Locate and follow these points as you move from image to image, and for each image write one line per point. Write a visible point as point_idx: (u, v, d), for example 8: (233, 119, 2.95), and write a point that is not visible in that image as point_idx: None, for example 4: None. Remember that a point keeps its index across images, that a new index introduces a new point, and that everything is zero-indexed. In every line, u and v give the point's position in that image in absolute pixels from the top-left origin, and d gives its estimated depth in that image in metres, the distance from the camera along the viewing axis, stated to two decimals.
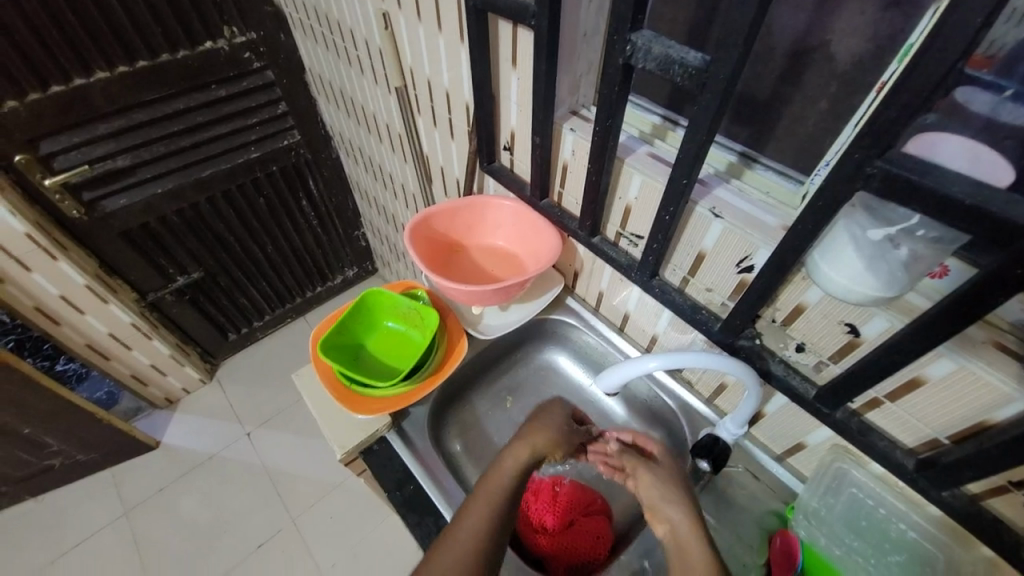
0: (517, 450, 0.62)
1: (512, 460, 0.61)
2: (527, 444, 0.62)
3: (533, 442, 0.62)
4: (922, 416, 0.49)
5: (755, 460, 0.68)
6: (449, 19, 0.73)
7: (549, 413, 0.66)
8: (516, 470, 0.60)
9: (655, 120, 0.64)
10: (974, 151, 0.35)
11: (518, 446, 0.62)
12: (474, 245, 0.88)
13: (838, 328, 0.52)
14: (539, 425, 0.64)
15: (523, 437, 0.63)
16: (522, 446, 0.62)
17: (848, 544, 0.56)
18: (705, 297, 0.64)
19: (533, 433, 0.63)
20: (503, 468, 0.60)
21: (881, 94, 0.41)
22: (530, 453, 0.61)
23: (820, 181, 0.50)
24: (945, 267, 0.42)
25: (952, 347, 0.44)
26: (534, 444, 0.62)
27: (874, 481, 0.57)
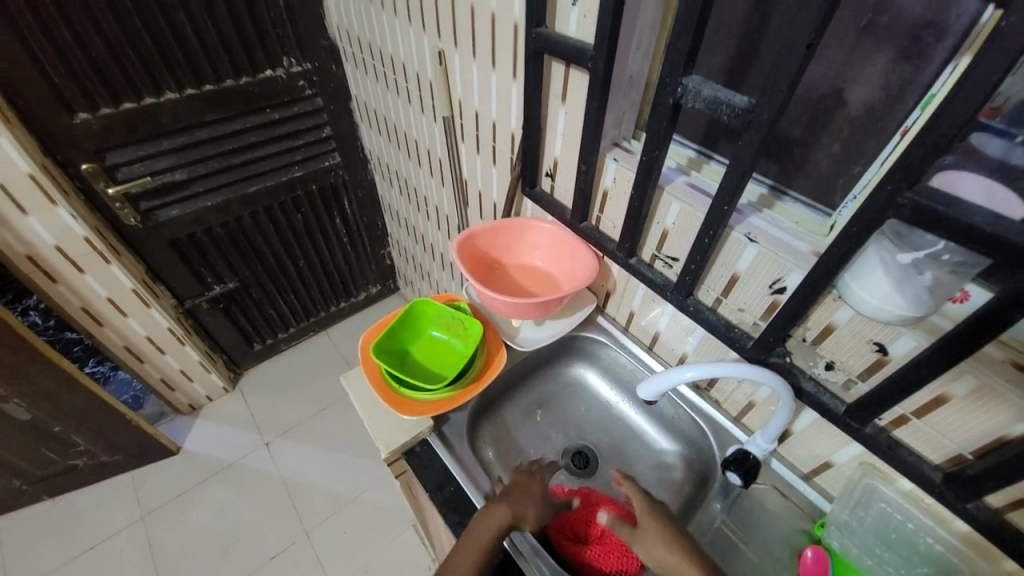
0: (498, 513, 0.64)
1: (497, 516, 0.64)
2: (511, 509, 0.65)
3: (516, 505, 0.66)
4: (948, 432, 0.52)
5: (783, 478, 0.71)
6: (504, 59, 0.81)
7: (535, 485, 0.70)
8: (499, 526, 0.63)
9: (691, 154, 0.71)
10: (992, 188, 0.40)
11: (502, 506, 0.65)
12: (512, 264, 0.94)
13: (866, 347, 0.56)
14: (520, 499, 0.67)
15: (511, 499, 0.66)
16: (506, 506, 0.65)
17: (879, 555, 0.59)
18: (737, 317, 0.69)
19: (502, 506, 0.65)
20: (488, 523, 0.63)
21: (905, 139, 0.47)
22: (514, 516, 0.65)
23: (848, 213, 0.56)
24: (965, 292, 0.47)
25: (975, 366, 0.48)
26: (514, 512, 0.65)
27: (904, 497, 0.58)
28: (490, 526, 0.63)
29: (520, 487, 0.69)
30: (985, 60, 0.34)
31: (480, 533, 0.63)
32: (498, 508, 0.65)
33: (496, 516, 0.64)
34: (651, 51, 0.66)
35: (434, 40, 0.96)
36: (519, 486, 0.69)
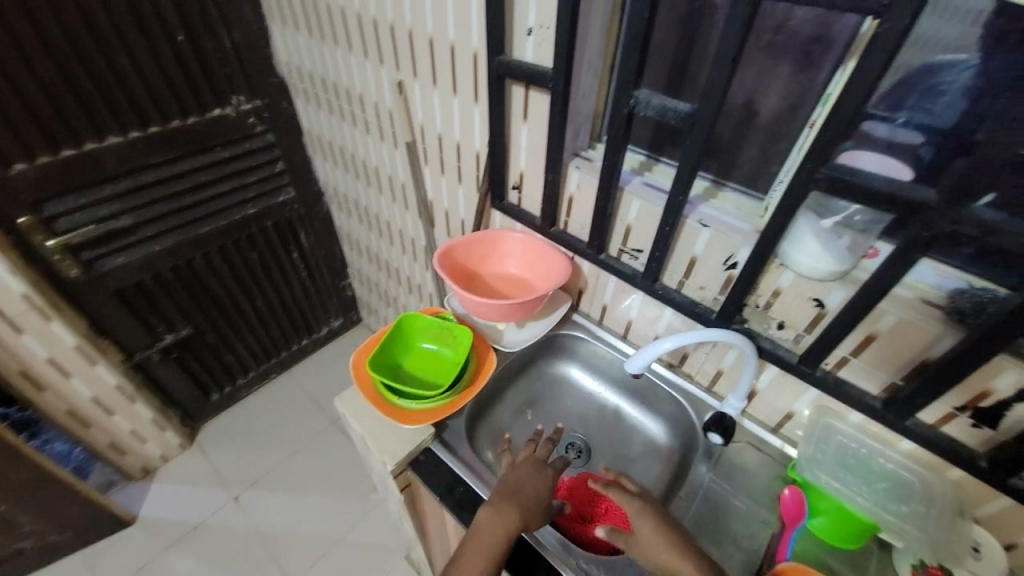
0: (503, 517, 0.64)
1: (503, 521, 0.64)
2: (515, 512, 0.65)
3: (519, 506, 0.66)
4: (880, 365, 0.63)
5: (755, 435, 0.80)
6: (465, 85, 0.89)
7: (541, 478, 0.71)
8: (501, 531, 0.63)
9: (641, 158, 0.80)
10: (883, 159, 0.53)
11: (506, 508, 0.65)
12: (488, 273, 0.99)
13: (808, 304, 0.66)
14: (523, 500, 0.67)
15: (516, 498, 0.67)
16: (511, 509, 0.65)
17: (843, 478, 0.66)
18: (699, 295, 0.78)
19: (508, 510, 0.65)
20: (493, 525, 0.64)
21: (813, 130, 0.58)
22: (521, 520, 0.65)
23: (777, 195, 0.67)
24: (875, 250, 0.58)
25: (894, 305, 0.58)
26: (517, 516, 0.65)
27: (855, 427, 0.70)
28: (495, 531, 0.63)
29: (525, 479, 0.70)
30: (866, 63, 0.44)
31: (484, 536, 0.63)
32: (502, 510, 0.65)
33: (501, 523, 0.64)
34: (599, 71, 0.76)
35: (393, 72, 1.01)
36: (521, 483, 0.69)
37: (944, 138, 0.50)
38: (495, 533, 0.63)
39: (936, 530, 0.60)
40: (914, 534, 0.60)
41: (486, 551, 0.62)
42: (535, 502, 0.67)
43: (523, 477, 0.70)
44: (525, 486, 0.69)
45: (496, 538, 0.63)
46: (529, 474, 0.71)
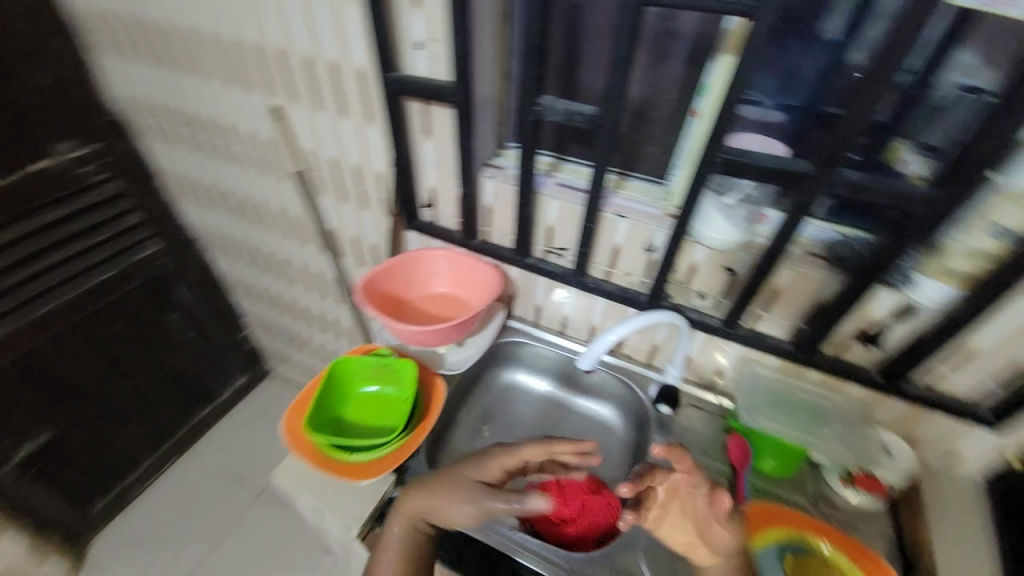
0: (414, 502, 0.67)
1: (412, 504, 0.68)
2: (426, 495, 0.68)
3: (430, 494, 0.67)
4: (786, 313, 0.72)
5: (695, 396, 0.88)
6: (355, 106, 0.83)
7: (470, 467, 0.70)
8: (410, 509, 0.68)
9: (548, 159, 0.80)
10: (762, 139, 0.60)
11: (415, 491, 0.69)
12: (416, 297, 0.94)
13: (721, 272, 0.73)
14: (441, 488, 0.68)
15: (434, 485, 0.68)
16: (421, 494, 0.68)
17: (779, 418, 0.74)
18: (626, 281, 0.82)
19: (420, 495, 0.68)
20: (405, 507, 0.68)
21: (701, 118, 0.63)
22: (428, 504, 0.67)
23: (679, 179, 0.72)
24: (766, 216, 0.65)
25: (791, 261, 0.67)
26: (427, 498, 0.67)
27: (775, 371, 0.79)
28: (406, 511, 0.68)
29: (453, 467, 0.71)
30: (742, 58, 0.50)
31: (398, 517, 0.68)
32: (412, 495, 0.68)
33: (412, 505, 0.68)
34: (495, 81, 0.76)
35: (267, 98, 0.91)
36: (444, 474, 0.69)
37: (802, 113, 0.60)
38: (406, 512, 0.68)
39: (855, 441, 0.71)
40: (840, 449, 0.70)
41: (400, 528, 0.68)
42: (449, 492, 0.67)
43: (451, 467, 0.71)
44: (449, 474, 0.69)
45: (406, 517, 0.68)
46: (457, 468, 0.70)
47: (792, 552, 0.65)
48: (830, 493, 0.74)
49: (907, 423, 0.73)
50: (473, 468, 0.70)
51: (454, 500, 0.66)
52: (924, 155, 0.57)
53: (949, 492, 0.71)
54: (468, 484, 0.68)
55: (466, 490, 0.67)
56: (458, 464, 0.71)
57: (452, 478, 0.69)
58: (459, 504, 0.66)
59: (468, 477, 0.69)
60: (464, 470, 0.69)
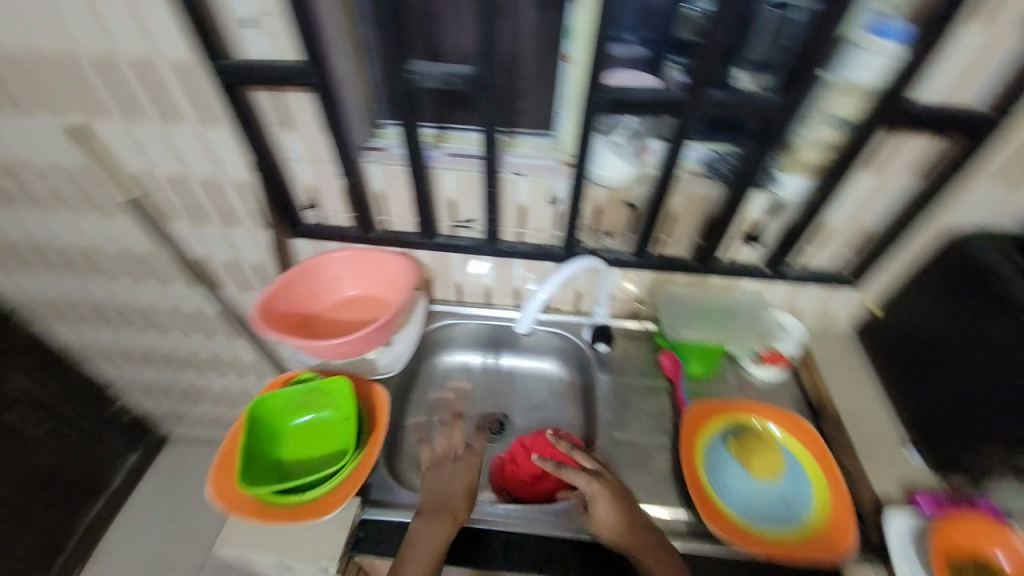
0: (427, 519, 0.64)
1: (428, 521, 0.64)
2: (440, 506, 0.65)
3: (434, 505, 0.66)
4: (684, 233, 0.78)
5: (624, 327, 0.92)
6: (186, 108, 0.69)
7: (445, 472, 0.71)
8: (428, 526, 0.64)
9: (431, 130, 0.75)
10: (633, 74, 0.64)
11: (425, 506, 0.66)
12: (325, 309, 0.86)
13: (623, 208, 0.77)
14: (439, 497, 0.67)
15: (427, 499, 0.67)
16: (428, 510, 0.65)
17: (695, 326, 0.82)
18: (538, 237, 0.82)
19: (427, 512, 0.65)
20: (423, 526, 0.64)
21: (574, 63, 0.65)
22: (446, 516, 0.64)
23: (565, 128, 0.72)
24: (649, 147, 0.69)
25: (680, 184, 0.73)
26: (434, 511, 0.65)
27: (685, 285, 0.85)
28: (427, 527, 0.63)
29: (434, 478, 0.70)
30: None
31: (422, 539, 0.63)
32: (424, 513, 0.65)
33: (432, 522, 0.64)
34: (350, 53, 0.69)
35: (57, 117, 0.72)
36: (434, 486, 0.69)
37: (660, 44, 0.64)
38: (429, 529, 0.63)
39: (757, 328, 0.81)
40: (747, 337, 0.81)
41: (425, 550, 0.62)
42: (443, 496, 0.67)
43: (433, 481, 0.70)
44: (439, 485, 0.69)
45: (432, 534, 0.63)
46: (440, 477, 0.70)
47: (732, 436, 0.76)
48: (747, 375, 0.85)
49: (792, 300, 0.84)
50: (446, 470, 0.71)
51: (454, 503, 0.67)
52: (753, 72, 0.63)
53: (833, 343, 0.84)
54: (455, 487, 0.69)
55: (457, 493, 0.68)
56: (435, 475, 0.71)
57: (439, 488, 0.68)
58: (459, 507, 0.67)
59: (455, 477, 0.70)
60: (438, 480, 0.70)
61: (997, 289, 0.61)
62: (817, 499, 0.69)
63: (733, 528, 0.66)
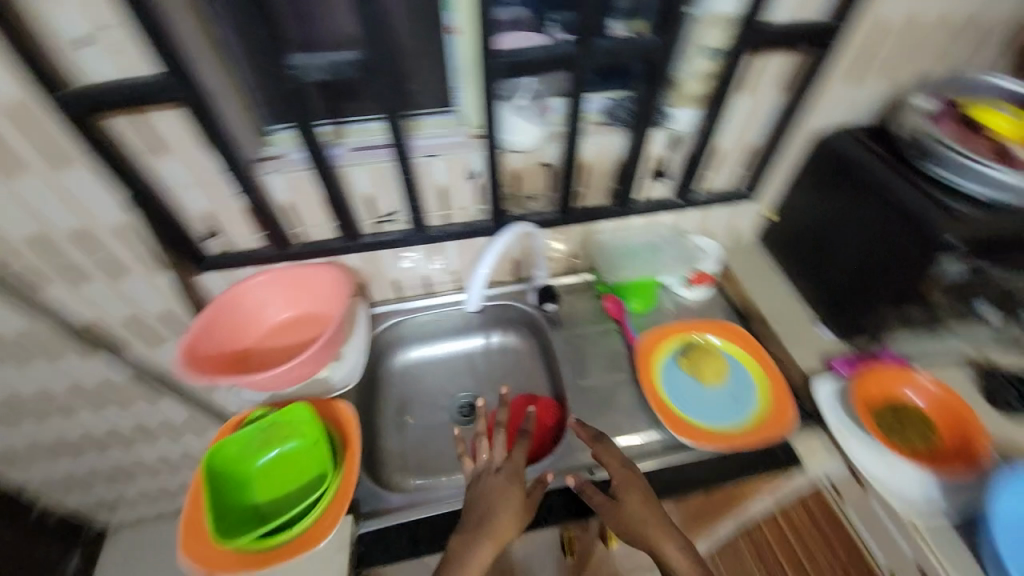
0: (481, 547, 0.59)
1: (481, 551, 0.59)
2: (494, 531, 0.60)
3: (495, 531, 0.60)
4: (599, 180, 0.82)
5: (566, 283, 0.95)
6: (25, 151, 0.59)
7: (507, 481, 0.64)
8: (481, 555, 0.58)
9: (328, 127, 0.71)
10: (523, 35, 0.64)
11: (478, 530, 0.60)
12: (257, 341, 0.80)
13: (540, 169, 0.78)
14: (499, 518, 0.61)
15: (485, 515, 0.61)
16: (485, 534, 0.60)
17: (632, 264, 0.88)
18: (466, 216, 0.82)
19: (481, 537, 0.60)
20: (475, 557, 0.58)
21: (460, 33, 0.63)
22: (497, 542, 0.60)
23: (466, 100, 0.71)
24: (551, 105, 0.73)
25: (587, 135, 0.76)
26: (495, 538, 0.60)
27: (612, 232, 0.89)
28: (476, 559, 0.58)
29: (488, 488, 0.64)
30: None
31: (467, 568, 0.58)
32: (477, 542, 0.59)
33: (483, 552, 0.59)
34: (215, 58, 0.62)
35: None
36: (492, 502, 0.62)
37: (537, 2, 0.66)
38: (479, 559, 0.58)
39: (681, 252, 0.90)
40: (675, 263, 0.89)
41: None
42: (501, 517, 0.61)
43: (488, 491, 0.63)
44: (496, 501, 0.62)
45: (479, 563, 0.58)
46: (499, 489, 0.64)
47: (681, 354, 0.83)
48: (680, 299, 0.93)
49: (705, 223, 0.92)
50: (509, 479, 0.65)
51: (513, 524, 0.61)
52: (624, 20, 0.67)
53: (743, 253, 0.94)
54: (518, 505, 0.63)
55: (517, 515, 0.62)
56: (491, 484, 0.64)
57: (498, 505, 0.62)
58: (515, 528, 0.61)
59: (517, 495, 0.63)
60: (500, 493, 0.63)
61: (863, 177, 0.72)
62: (761, 396, 0.78)
63: (692, 433, 0.73)
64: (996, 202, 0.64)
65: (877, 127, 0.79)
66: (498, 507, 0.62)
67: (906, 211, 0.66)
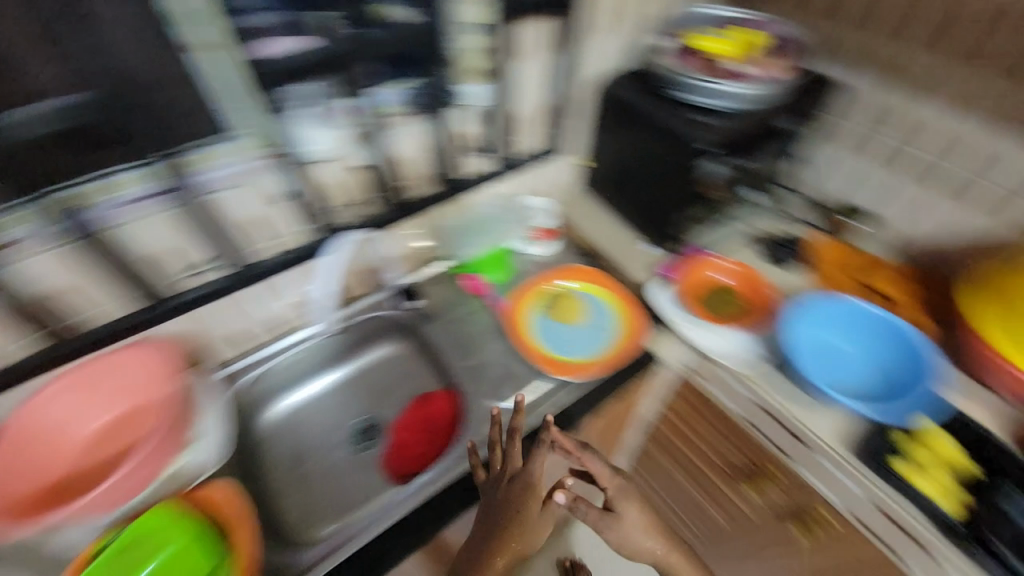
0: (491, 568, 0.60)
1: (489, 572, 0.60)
2: (507, 549, 0.62)
3: (509, 552, 0.62)
4: (420, 169, 0.83)
5: (427, 275, 0.94)
6: None
7: (524, 491, 0.65)
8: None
9: (79, 188, 0.54)
10: (287, 42, 0.58)
11: (487, 550, 0.62)
12: (77, 462, 0.67)
13: (352, 173, 0.76)
14: (511, 536, 0.63)
15: (496, 533, 0.63)
16: (496, 551, 0.61)
17: (473, 240, 0.93)
18: (288, 241, 0.77)
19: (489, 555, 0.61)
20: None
21: (205, 52, 0.54)
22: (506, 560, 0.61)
23: (245, 122, 0.61)
24: (343, 107, 0.68)
25: (390, 128, 0.75)
26: (506, 558, 0.61)
27: (450, 215, 0.92)
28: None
29: (499, 504, 0.65)
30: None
31: None
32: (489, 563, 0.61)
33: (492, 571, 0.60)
34: None
35: None
36: (507, 519, 0.64)
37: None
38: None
39: (515, 216, 0.97)
40: (512, 228, 0.96)
41: None
42: (517, 539, 0.63)
43: (501, 507, 0.65)
44: (509, 517, 0.64)
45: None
46: (514, 502, 0.65)
47: (548, 308, 0.89)
48: (530, 258, 0.98)
49: (530, 184, 0.99)
50: (527, 489, 0.66)
51: (523, 540, 0.63)
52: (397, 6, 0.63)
53: (570, 199, 1.04)
54: (535, 521, 0.65)
55: (530, 532, 0.64)
56: (507, 497, 0.65)
57: (512, 521, 0.64)
58: (527, 547, 0.64)
59: (533, 510, 0.65)
60: (515, 509, 0.64)
61: (638, 111, 0.81)
62: (620, 318, 0.87)
63: (570, 369, 0.80)
64: (729, 109, 0.77)
65: (642, 69, 0.88)
66: (516, 522, 0.64)
67: (671, 132, 0.77)
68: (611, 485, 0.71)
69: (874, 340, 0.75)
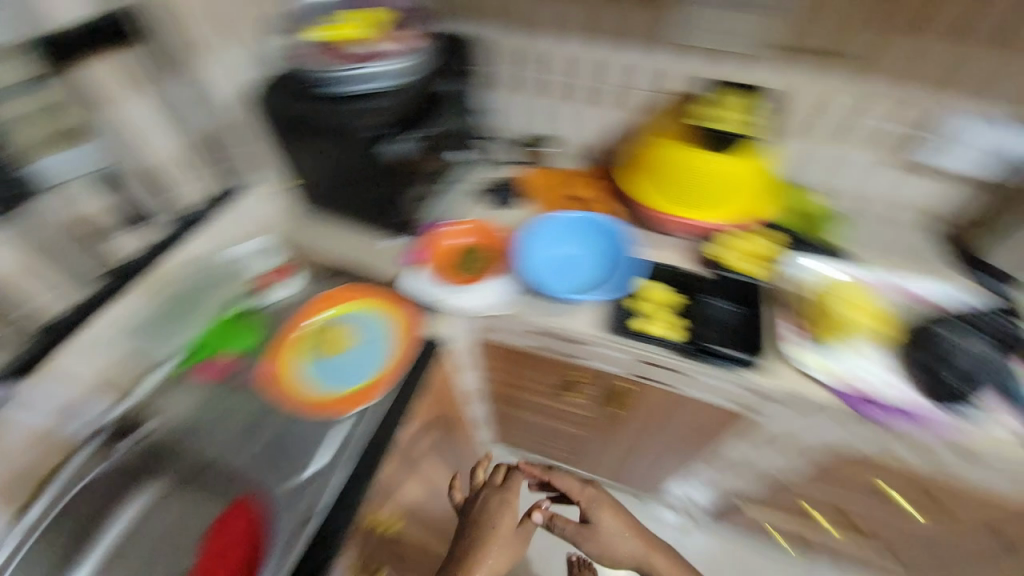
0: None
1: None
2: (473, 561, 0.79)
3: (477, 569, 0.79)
4: (47, 283, 0.74)
5: (152, 387, 0.80)
6: None
7: (506, 503, 0.88)
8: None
9: None
10: None
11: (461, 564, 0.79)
12: None
13: None
14: (480, 547, 0.81)
15: (470, 548, 0.81)
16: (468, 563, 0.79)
17: (177, 326, 0.84)
18: None
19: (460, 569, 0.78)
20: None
21: None
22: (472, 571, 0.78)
23: None
24: None
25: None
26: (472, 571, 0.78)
27: (132, 313, 0.80)
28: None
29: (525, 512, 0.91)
30: None
31: None
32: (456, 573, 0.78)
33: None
34: None
35: None
36: (478, 535, 0.83)
37: None
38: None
39: (218, 277, 0.89)
40: (221, 291, 0.88)
41: None
42: (486, 546, 0.81)
43: (479, 523, 0.85)
44: (485, 530, 0.83)
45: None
46: (493, 513, 0.86)
47: (318, 353, 0.80)
48: (269, 307, 0.91)
49: (221, 237, 0.90)
50: (511, 502, 0.88)
51: (493, 556, 0.81)
52: None
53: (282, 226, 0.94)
54: (509, 534, 0.85)
55: (507, 544, 0.84)
56: (493, 509, 0.86)
57: (484, 536, 0.82)
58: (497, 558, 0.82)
59: (506, 525, 0.85)
60: (498, 520, 0.85)
61: (304, 120, 0.75)
62: (389, 320, 0.83)
63: (364, 394, 0.77)
64: (385, 88, 0.75)
65: (291, 73, 0.78)
66: (489, 535, 0.83)
67: (343, 129, 0.74)
68: (584, 498, 0.94)
69: (600, 239, 0.88)
